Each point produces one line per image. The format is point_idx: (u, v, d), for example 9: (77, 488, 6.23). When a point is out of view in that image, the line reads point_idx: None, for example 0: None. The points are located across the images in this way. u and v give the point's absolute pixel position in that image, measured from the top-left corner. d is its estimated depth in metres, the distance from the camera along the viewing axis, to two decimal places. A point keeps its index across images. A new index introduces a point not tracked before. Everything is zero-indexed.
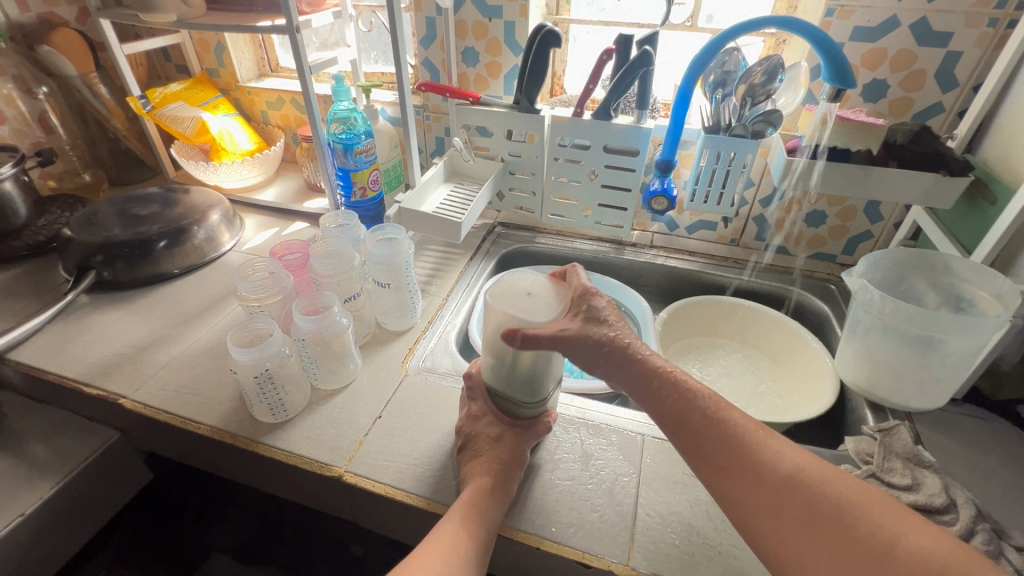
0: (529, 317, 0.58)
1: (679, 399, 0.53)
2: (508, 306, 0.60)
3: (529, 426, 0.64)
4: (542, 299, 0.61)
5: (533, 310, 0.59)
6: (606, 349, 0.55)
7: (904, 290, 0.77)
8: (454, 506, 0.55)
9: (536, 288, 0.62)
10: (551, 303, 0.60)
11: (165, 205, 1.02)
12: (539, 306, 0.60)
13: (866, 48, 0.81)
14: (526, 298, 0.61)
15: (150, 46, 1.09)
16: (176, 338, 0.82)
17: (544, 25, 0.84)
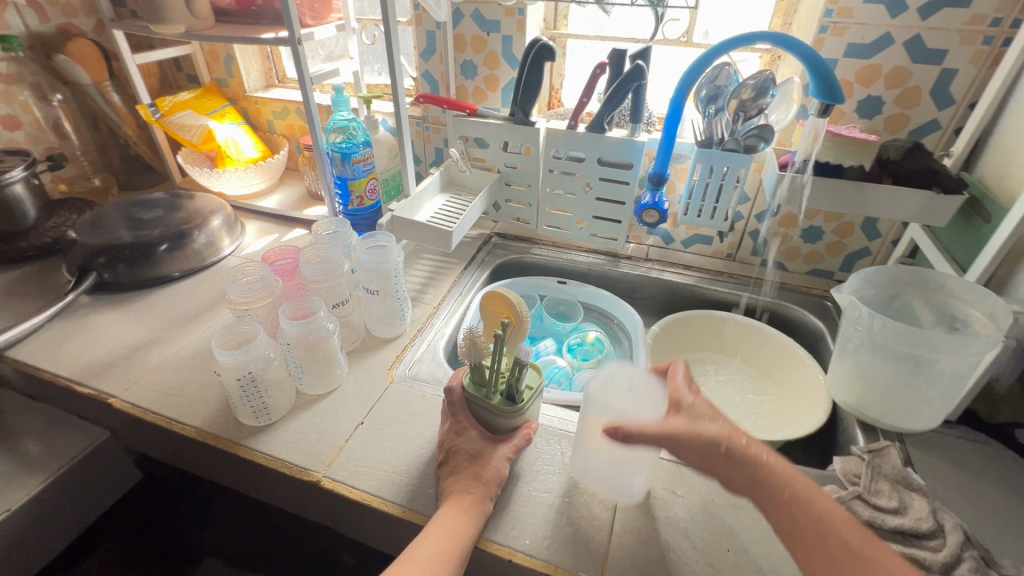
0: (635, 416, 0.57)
1: (808, 516, 0.48)
2: (613, 403, 0.59)
3: (510, 436, 0.64)
4: (648, 396, 0.59)
5: (639, 409, 0.58)
6: (723, 449, 0.53)
7: (897, 307, 0.76)
8: (431, 524, 0.54)
9: (637, 382, 0.60)
10: (654, 403, 0.58)
11: (168, 210, 1.05)
12: (643, 404, 0.58)
13: (859, 65, 0.81)
14: (637, 395, 0.59)
15: (162, 56, 1.13)
16: (169, 341, 0.83)
17: (539, 40, 0.85)
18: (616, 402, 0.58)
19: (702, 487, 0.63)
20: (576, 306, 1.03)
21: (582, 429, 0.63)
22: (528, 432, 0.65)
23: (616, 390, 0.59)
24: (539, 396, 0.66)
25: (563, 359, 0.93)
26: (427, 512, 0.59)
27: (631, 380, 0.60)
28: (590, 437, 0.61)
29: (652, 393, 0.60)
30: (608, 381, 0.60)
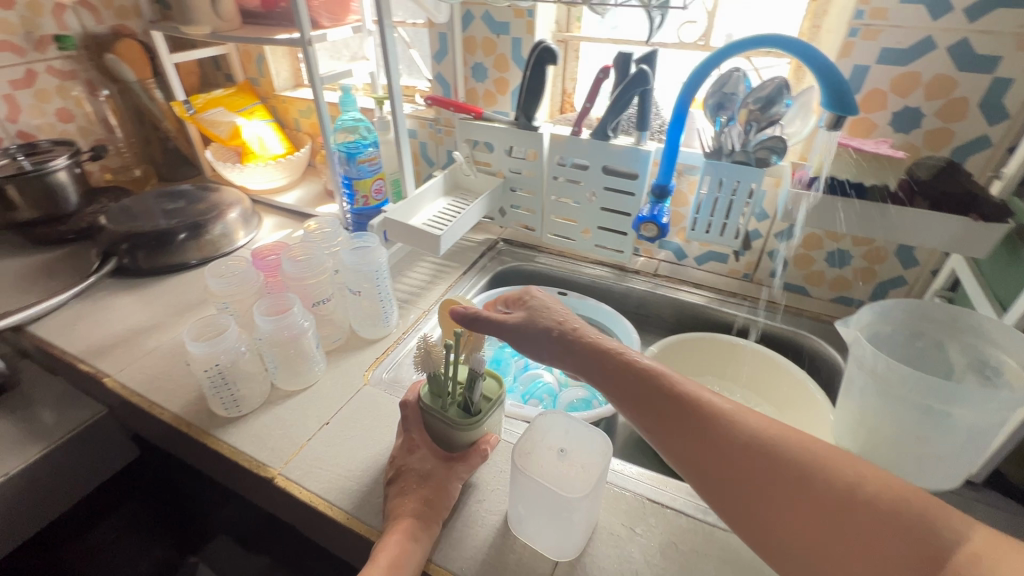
0: (564, 489, 0.52)
1: (702, 421, 0.48)
2: (543, 472, 0.54)
3: (466, 455, 0.61)
4: (580, 467, 0.55)
5: (568, 479, 0.53)
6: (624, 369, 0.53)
7: (921, 347, 0.67)
8: (376, 556, 0.50)
9: (571, 446, 0.57)
10: (586, 470, 0.54)
11: (190, 201, 1.10)
12: (573, 474, 0.54)
13: (894, 72, 0.72)
14: (573, 468, 0.55)
15: (199, 55, 1.19)
16: (169, 326, 0.87)
17: (541, 42, 0.82)
18: (542, 476, 0.53)
19: (665, 527, 0.58)
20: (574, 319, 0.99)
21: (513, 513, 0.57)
22: (488, 446, 0.63)
23: (546, 457, 0.56)
24: (498, 408, 0.64)
25: (551, 374, 0.89)
26: (371, 523, 0.58)
27: (564, 453, 0.57)
28: (518, 513, 0.55)
29: (589, 459, 0.55)
30: (541, 438, 0.58)
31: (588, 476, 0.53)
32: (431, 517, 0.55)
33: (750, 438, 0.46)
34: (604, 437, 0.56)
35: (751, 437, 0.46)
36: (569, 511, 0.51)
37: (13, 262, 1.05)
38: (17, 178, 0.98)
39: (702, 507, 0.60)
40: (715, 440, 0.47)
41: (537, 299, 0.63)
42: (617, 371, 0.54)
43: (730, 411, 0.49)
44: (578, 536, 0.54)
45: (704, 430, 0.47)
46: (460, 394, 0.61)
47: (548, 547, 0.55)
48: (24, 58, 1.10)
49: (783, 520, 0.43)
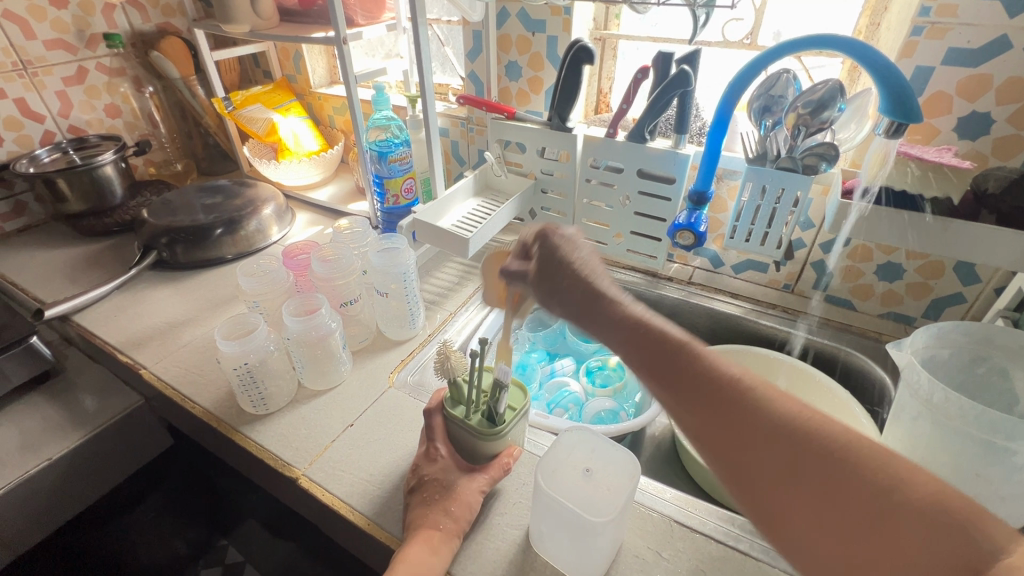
0: (587, 511, 0.50)
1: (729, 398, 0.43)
2: (565, 491, 0.52)
3: (488, 467, 0.60)
4: (608, 488, 0.53)
5: (591, 500, 0.52)
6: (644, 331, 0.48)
7: (981, 374, 0.62)
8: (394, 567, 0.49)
9: (597, 466, 0.55)
10: (612, 491, 0.53)
11: (227, 196, 1.12)
12: (597, 495, 0.52)
13: (962, 74, 0.67)
14: (600, 487, 0.53)
15: (239, 53, 1.21)
16: (203, 321, 0.89)
17: (578, 41, 0.80)
18: (565, 496, 0.52)
19: (694, 553, 0.56)
20: None
21: (534, 531, 0.55)
22: (510, 458, 0.61)
23: (569, 476, 0.54)
24: (523, 418, 0.62)
25: (577, 383, 0.87)
26: (392, 530, 0.58)
27: (588, 472, 0.55)
28: (539, 530, 0.54)
29: (617, 480, 0.53)
30: (563, 456, 0.56)
31: (615, 497, 0.51)
32: (454, 530, 0.54)
33: (783, 421, 0.41)
34: (634, 460, 0.54)
35: (783, 418, 0.41)
36: (594, 534, 0.49)
37: (62, 253, 1.10)
38: (67, 172, 1.01)
39: (734, 532, 0.58)
40: (744, 420, 0.42)
41: (549, 240, 0.58)
42: (638, 336, 0.48)
43: (762, 389, 0.43)
44: (601, 559, 0.52)
45: (730, 408, 0.42)
46: (484, 404, 0.60)
47: (570, 565, 0.52)
48: (76, 55, 1.14)
49: (816, 512, 0.39)
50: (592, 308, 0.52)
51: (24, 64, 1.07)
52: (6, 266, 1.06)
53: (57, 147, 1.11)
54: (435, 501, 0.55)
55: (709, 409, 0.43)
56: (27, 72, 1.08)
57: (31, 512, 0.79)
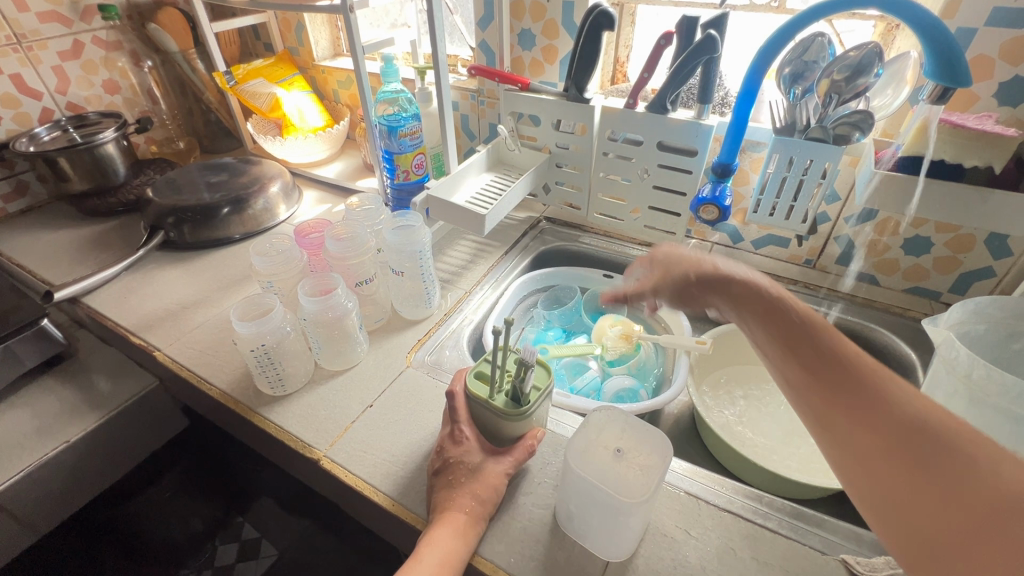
0: (620, 492, 0.49)
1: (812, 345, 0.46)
2: (596, 472, 0.51)
3: (514, 448, 0.59)
4: (640, 468, 0.52)
5: (624, 481, 0.51)
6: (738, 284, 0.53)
7: (1016, 350, 0.60)
8: (420, 550, 0.49)
9: (628, 446, 0.54)
10: (645, 472, 0.51)
11: (233, 173, 1.10)
12: (631, 476, 0.51)
13: (1006, 36, 0.63)
14: (633, 457, 0.53)
15: (239, 24, 1.17)
16: (215, 302, 0.88)
17: (598, 5, 0.76)
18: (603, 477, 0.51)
19: (722, 531, 0.55)
20: (620, 304, 0.94)
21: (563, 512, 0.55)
22: (534, 439, 0.60)
23: (601, 457, 0.53)
24: (547, 398, 0.61)
25: (595, 362, 0.86)
26: (418, 511, 0.57)
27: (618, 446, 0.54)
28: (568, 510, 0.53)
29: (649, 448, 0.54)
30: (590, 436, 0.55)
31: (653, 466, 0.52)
32: (481, 512, 0.54)
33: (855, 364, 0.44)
34: (665, 439, 0.54)
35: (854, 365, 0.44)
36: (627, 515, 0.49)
37: (66, 234, 1.08)
38: (68, 151, 0.99)
39: (761, 510, 0.57)
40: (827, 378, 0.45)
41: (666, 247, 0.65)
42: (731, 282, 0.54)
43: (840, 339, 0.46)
44: (630, 540, 0.52)
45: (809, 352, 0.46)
46: (507, 384, 0.59)
47: (604, 547, 0.53)
48: (71, 29, 1.10)
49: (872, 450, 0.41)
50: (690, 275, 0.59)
51: (18, 37, 1.03)
52: (11, 248, 1.04)
53: (56, 125, 1.08)
54: (465, 484, 0.55)
55: (799, 352, 0.46)
56: (22, 47, 1.04)
57: (52, 493, 0.79)
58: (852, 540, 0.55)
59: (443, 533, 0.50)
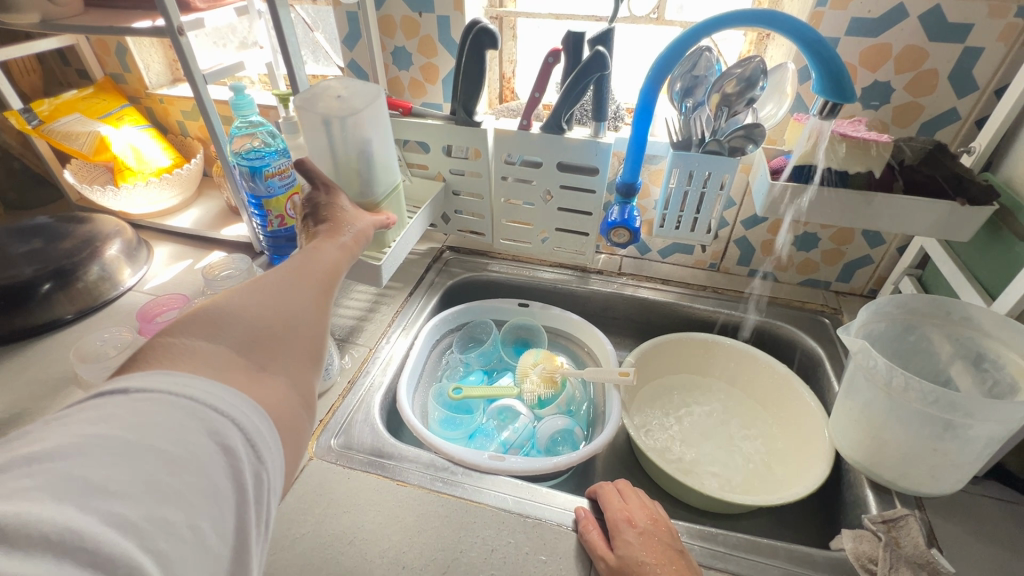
0: (345, 111, 0.61)
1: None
2: (327, 107, 0.61)
3: (349, 229, 0.56)
4: (360, 107, 0.63)
5: (353, 102, 0.63)
6: (651, 533, 0.53)
7: (912, 341, 0.64)
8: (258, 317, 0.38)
9: (347, 94, 0.64)
10: (364, 100, 0.63)
11: (51, 238, 0.86)
12: (359, 93, 0.65)
13: (864, 45, 0.67)
14: (332, 103, 0.62)
15: (37, 48, 0.94)
16: (41, 414, 0.68)
17: (477, 22, 0.69)
18: (355, 139, 0.63)
19: None
20: (539, 332, 0.89)
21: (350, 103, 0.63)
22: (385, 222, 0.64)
23: (327, 97, 0.63)
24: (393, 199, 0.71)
25: (523, 404, 0.79)
26: None
27: (318, 108, 0.61)
28: (353, 152, 0.64)
29: (344, 93, 0.64)
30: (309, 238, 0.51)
31: (359, 100, 0.63)
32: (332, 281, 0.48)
33: None
34: (380, 93, 0.65)
35: None
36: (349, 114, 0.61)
37: None
38: None
39: (719, 552, 0.55)
40: None
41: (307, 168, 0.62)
42: (645, 537, 0.53)
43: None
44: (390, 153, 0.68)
45: None
46: (353, 175, 0.65)
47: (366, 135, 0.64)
48: None
49: None
50: (626, 524, 0.54)
51: None
52: None
53: None
54: (327, 246, 0.51)
55: None
56: None
57: None
58: (807, 564, 0.53)
59: (319, 284, 0.45)
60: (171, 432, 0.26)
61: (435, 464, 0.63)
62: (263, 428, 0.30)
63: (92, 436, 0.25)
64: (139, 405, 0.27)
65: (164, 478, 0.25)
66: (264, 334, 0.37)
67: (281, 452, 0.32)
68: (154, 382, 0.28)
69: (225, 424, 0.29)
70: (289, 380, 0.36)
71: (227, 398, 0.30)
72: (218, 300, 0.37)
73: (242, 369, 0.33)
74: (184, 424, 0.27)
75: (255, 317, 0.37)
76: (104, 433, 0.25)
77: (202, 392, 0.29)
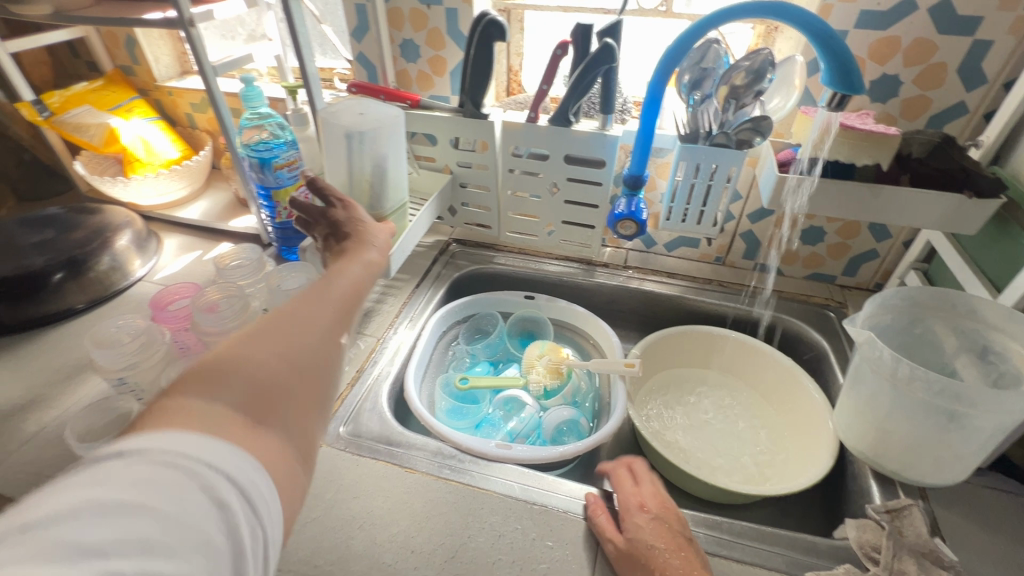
0: (363, 128, 0.63)
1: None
2: (346, 121, 0.63)
3: (372, 246, 0.55)
4: (379, 124, 0.64)
5: (372, 119, 0.64)
6: (662, 517, 0.54)
7: (918, 333, 0.64)
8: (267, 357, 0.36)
9: (369, 111, 0.65)
10: (384, 119, 0.64)
11: (62, 229, 0.87)
12: (380, 111, 0.66)
13: (873, 38, 0.67)
14: (353, 117, 0.64)
15: (47, 41, 0.95)
16: (54, 400, 0.70)
17: (486, 14, 0.69)
18: (370, 154, 0.64)
19: None
20: (545, 324, 0.90)
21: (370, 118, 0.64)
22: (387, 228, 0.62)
23: (349, 112, 0.64)
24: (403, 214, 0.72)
25: (529, 395, 0.79)
26: None
27: (339, 122, 0.63)
28: (365, 165, 0.65)
29: (366, 110, 0.65)
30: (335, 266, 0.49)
31: (380, 117, 0.65)
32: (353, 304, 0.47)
33: None
34: (399, 114, 0.66)
35: None
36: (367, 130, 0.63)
37: None
38: None
39: (724, 540, 0.55)
40: None
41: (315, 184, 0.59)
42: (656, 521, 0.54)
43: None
44: (402, 168, 0.69)
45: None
46: (364, 187, 0.66)
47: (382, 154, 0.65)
48: None
49: None
50: (637, 510, 0.55)
51: None
52: None
53: None
54: (352, 269, 0.50)
55: None
56: None
57: None
58: (811, 552, 0.54)
59: (335, 310, 0.43)
60: (165, 495, 0.26)
61: (442, 452, 0.64)
62: (258, 485, 0.30)
63: (85, 500, 0.24)
64: (135, 466, 0.26)
65: (158, 540, 0.25)
66: (272, 382, 0.35)
67: (280, 506, 0.32)
68: (152, 442, 0.28)
69: (223, 484, 0.28)
70: (292, 431, 0.35)
71: (225, 457, 0.29)
72: (227, 342, 0.36)
73: (242, 422, 0.32)
74: (179, 485, 0.27)
75: (263, 362, 0.36)
76: (97, 497, 0.25)
77: (201, 450, 0.28)
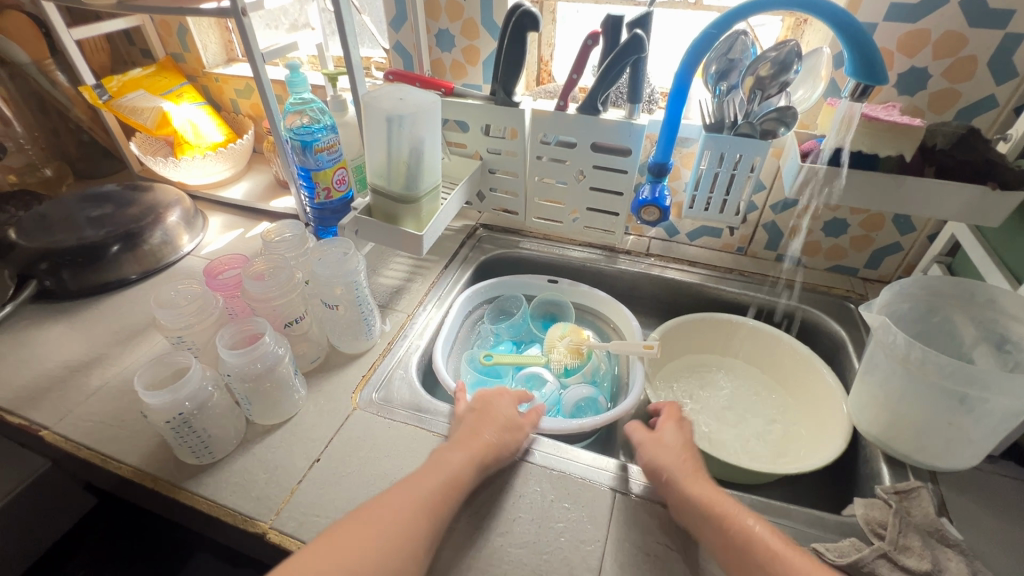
0: (402, 110, 0.67)
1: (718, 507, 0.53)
2: (386, 104, 0.67)
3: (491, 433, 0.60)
4: (417, 107, 0.68)
5: (410, 103, 0.68)
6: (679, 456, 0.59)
7: (936, 323, 0.65)
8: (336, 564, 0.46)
9: (408, 96, 0.69)
10: (422, 102, 0.68)
11: (119, 205, 0.94)
12: (417, 95, 0.70)
13: (903, 30, 0.68)
14: (392, 102, 0.68)
15: (107, 28, 1.01)
16: (113, 359, 0.76)
17: (520, 5, 0.72)
18: (408, 136, 0.68)
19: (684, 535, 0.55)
20: (567, 307, 0.93)
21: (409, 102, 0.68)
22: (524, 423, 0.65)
23: (389, 96, 0.68)
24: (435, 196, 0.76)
25: (550, 373, 0.83)
26: None
27: (379, 105, 0.67)
28: (402, 146, 0.69)
29: (404, 95, 0.69)
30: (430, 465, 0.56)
31: (418, 101, 0.68)
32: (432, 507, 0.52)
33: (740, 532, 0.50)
34: (436, 98, 0.70)
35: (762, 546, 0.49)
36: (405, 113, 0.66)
37: None
38: None
39: None
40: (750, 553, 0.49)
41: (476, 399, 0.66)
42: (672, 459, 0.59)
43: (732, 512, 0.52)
44: (436, 151, 0.72)
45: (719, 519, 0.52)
46: (401, 169, 0.71)
47: (420, 137, 0.69)
48: None
49: None
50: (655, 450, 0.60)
51: None
52: None
53: None
54: (453, 458, 0.57)
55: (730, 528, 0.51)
56: None
57: None
58: (817, 526, 0.56)
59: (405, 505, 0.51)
60: None
61: None
62: None
63: None
64: None
65: None
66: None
67: None
68: None
69: None
70: None
71: None
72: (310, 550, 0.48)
73: None
74: None
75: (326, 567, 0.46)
76: None
77: None
